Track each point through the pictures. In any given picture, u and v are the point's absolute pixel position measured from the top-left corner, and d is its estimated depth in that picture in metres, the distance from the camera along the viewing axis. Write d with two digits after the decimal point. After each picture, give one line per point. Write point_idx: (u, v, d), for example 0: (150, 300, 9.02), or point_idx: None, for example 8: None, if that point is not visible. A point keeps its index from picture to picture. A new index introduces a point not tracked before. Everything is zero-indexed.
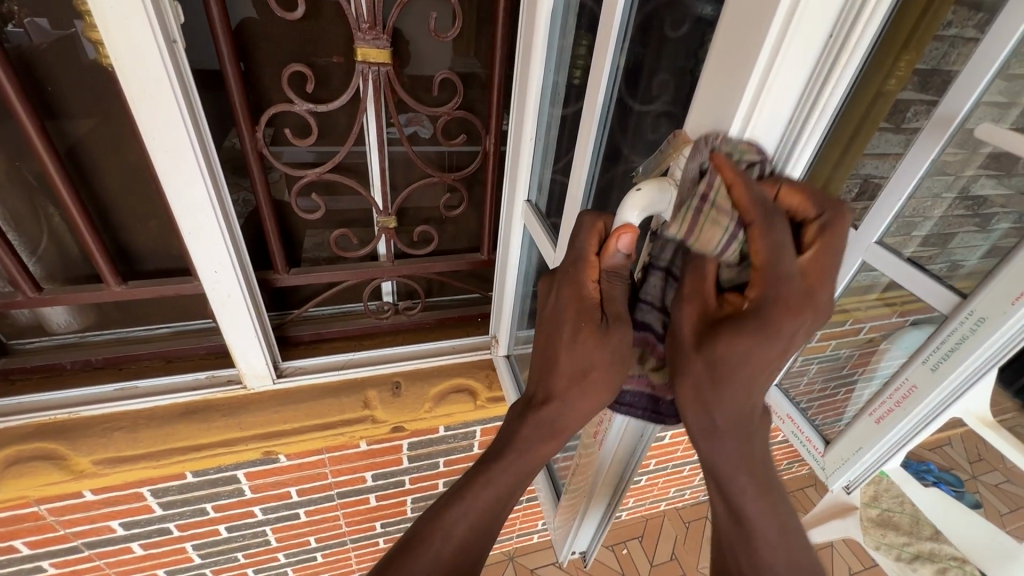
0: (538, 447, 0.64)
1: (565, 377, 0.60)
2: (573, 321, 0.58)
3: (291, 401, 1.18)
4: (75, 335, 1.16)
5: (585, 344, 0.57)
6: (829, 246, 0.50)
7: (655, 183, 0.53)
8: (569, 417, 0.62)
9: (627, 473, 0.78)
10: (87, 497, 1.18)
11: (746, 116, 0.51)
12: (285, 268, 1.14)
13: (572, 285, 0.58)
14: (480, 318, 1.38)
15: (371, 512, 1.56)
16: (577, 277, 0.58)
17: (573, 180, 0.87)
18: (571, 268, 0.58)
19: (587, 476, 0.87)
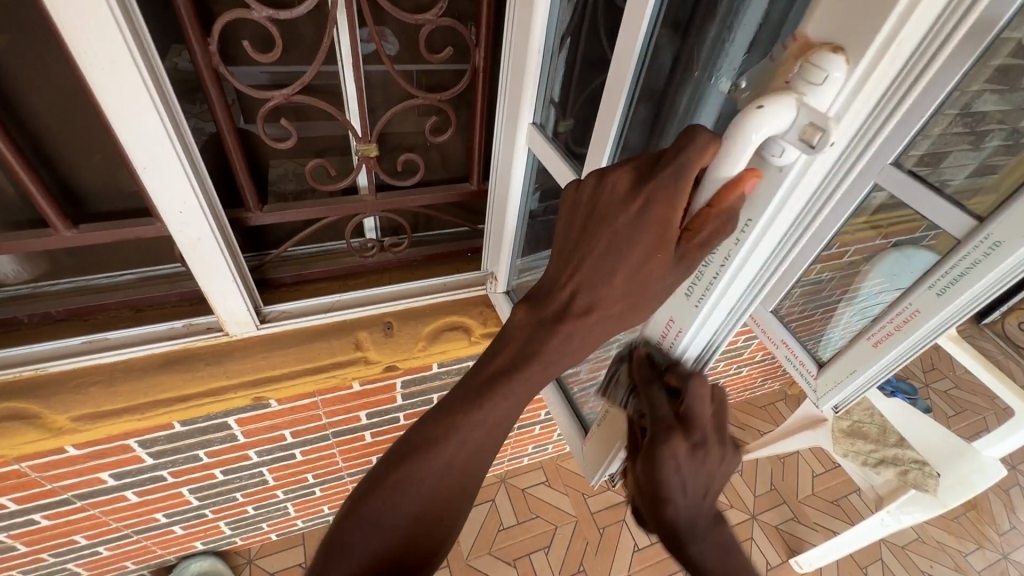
0: (561, 361, 0.57)
1: (612, 293, 0.53)
2: (651, 242, 0.50)
3: (278, 347, 1.12)
4: (27, 286, 1.05)
5: (650, 271, 0.51)
6: (695, 400, 0.65)
7: (779, 100, 0.44)
8: (598, 335, 0.56)
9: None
10: (71, 452, 1.13)
11: (901, 13, 0.40)
12: (258, 207, 1.03)
13: (664, 204, 0.48)
14: (470, 254, 1.32)
15: (367, 448, 1.58)
16: (673, 197, 0.48)
17: (604, 107, 0.76)
18: (659, 183, 0.48)
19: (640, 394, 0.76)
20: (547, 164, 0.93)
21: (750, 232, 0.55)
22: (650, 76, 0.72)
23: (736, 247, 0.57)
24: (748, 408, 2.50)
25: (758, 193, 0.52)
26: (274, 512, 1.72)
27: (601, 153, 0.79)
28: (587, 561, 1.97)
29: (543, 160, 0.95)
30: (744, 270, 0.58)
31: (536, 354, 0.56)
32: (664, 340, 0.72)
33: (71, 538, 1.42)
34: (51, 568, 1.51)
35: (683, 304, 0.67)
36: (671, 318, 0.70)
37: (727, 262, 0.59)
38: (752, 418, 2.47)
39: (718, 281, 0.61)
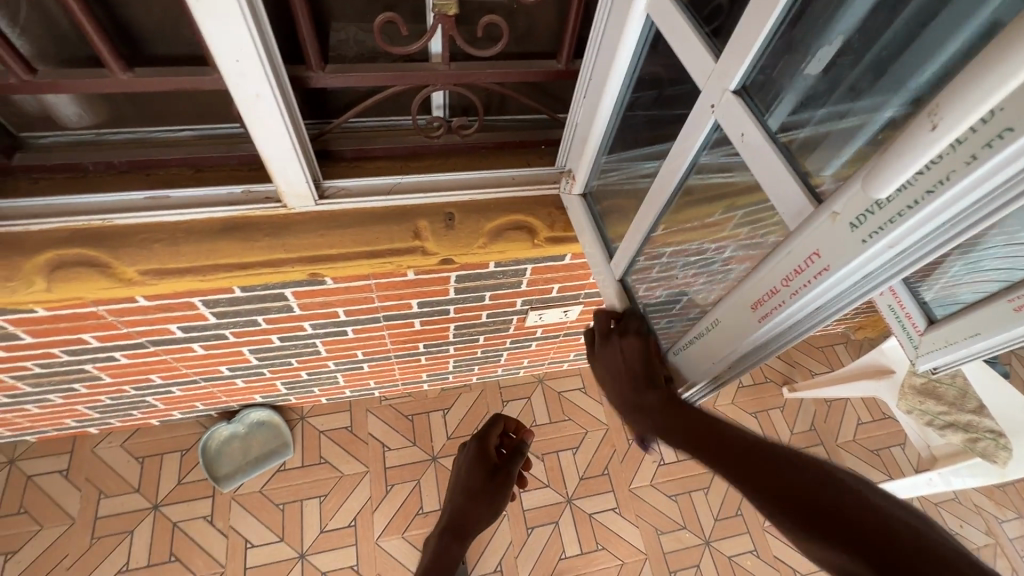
0: (452, 552, 1.07)
1: (465, 507, 1.07)
2: (480, 470, 1.09)
3: (336, 226, 1.08)
4: (91, 132, 1.02)
5: (479, 480, 1.08)
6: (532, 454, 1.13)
7: None
8: (466, 524, 1.07)
9: (789, 339, 0.69)
10: (141, 302, 1.18)
11: None
12: (320, 66, 0.92)
13: (479, 445, 1.11)
14: (544, 147, 1.19)
15: (414, 335, 1.60)
16: (479, 450, 1.11)
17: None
18: (480, 460, 1.10)
19: (739, 323, 0.74)
20: (673, 40, 0.75)
21: (998, 151, 0.39)
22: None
23: (965, 168, 0.42)
24: (804, 347, 2.38)
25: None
26: (324, 379, 1.83)
27: (760, 30, 0.60)
28: (612, 466, 2.05)
29: (667, 37, 0.76)
30: (959, 200, 0.44)
31: (451, 539, 1.07)
32: (797, 276, 0.61)
33: (147, 377, 1.55)
34: (133, 398, 1.69)
35: (841, 238, 0.54)
36: (812, 252, 0.58)
37: (935, 191, 0.44)
38: (806, 357, 2.36)
39: (910, 215, 0.46)
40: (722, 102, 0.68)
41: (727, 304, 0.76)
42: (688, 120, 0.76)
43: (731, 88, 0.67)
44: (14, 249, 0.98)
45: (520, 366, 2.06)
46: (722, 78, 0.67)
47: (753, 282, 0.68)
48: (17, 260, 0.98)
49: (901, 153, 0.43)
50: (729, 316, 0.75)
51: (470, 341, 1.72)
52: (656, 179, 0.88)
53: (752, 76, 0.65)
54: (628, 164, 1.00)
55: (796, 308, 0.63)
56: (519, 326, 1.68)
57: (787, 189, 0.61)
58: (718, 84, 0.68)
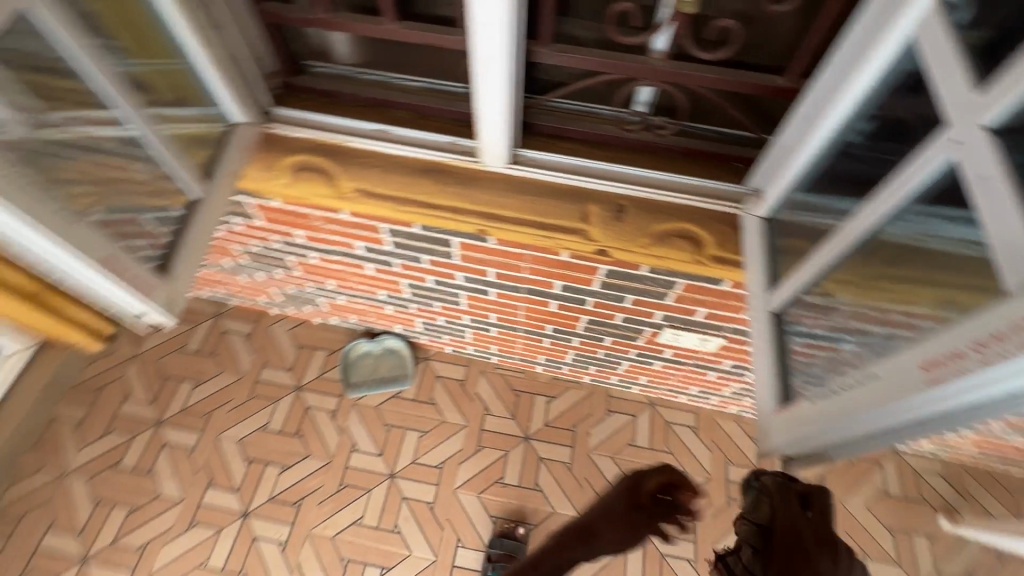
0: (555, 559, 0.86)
1: (593, 530, 0.86)
2: (625, 502, 0.86)
3: (516, 191, 1.16)
4: (353, 68, 1.24)
5: (621, 518, 0.85)
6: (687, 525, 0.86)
7: None
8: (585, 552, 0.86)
9: (959, 417, 0.61)
10: (344, 216, 1.41)
11: None
12: (549, 42, 0.99)
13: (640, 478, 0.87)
14: (736, 165, 1.13)
15: (547, 315, 1.66)
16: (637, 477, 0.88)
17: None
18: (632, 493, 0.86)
19: (891, 385, 0.68)
20: (931, 69, 0.68)
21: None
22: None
23: None
24: (984, 479, 1.94)
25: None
26: (456, 331, 1.99)
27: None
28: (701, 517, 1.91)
29: (926, 65, 0.69)
30: None
31: (560, 547, 0.87)
32: (998, 343, 0.54)
33: (326, 280, 1.84)
34: (310, 295, 2.02)
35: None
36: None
37: None
38: (983, 491, 1.93)
39: None
40: (970, 140, 0.62)
41: (895, 360, 0.69)
42: (918, 156, 0.71)
43: (982, 125, 0.60)
44: (276, 147, 1.23)
45: (635, 382, 2.01)
46: (977, 112, 0.61)
47: (942, 339, 0.62)
48: (276, 156, 1.23)
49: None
50: (890, 372, 0.69)
51: (596, 338, 1.73)
52: (856, 215, 0.83)
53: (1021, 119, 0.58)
54: (832, 200, 0.92)
55: (974, 379, 0.56)
56: (650, 340, 1.64)
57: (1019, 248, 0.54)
58: (970, 118, 0.62)
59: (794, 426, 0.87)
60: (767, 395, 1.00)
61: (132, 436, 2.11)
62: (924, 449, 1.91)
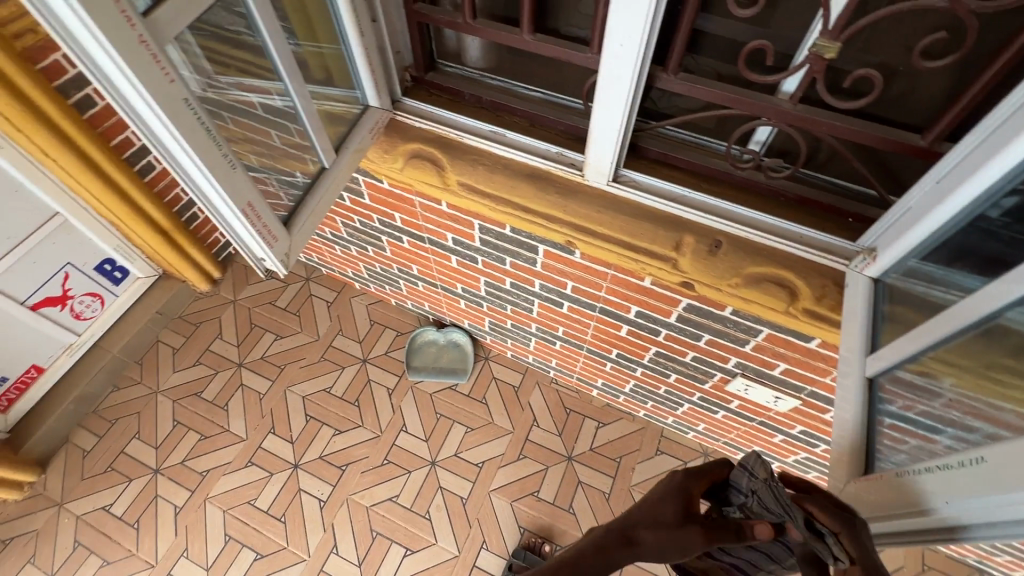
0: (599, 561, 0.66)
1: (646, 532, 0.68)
2: (681, 505, 0.71)
3: (612, 210, 1.18)
4: (480, 72, 1.32)
5: (679, 519, 0.69)
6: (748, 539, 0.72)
7: None
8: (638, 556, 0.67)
9: None
10: (443, 207, 1.49)
11: None
12: (675, 71, 1.01)
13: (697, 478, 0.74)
14: (850, 221, 1.08)
15: (615, 339, 1.64)
16: (685, 482, 0.74)
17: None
18: (687, 493, 0.72)
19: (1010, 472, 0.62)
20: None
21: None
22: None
23: None
24: None
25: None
26: (520, 337, 2.02)
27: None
28: None
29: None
30: None
31: (599, 548, 0.67)
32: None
33: (411, 264, 1.95)
34: (393, 276, 2.14)
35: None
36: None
37: None
38: None
39: None
40: None
41: (1012, 447, 0.64)
42: None
43: None
44: (398, 134, 1.34)
45: (693, 427, 1.94)
46: None
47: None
48: (396, 142, 1.33)
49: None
50: (1006, 459, 0.63)
51: (660, 372, 1.69)
52: (980, 291, 0.77)
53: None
54: (958, 274, 0.85)
55: None
56: (718, 386, 1.57)
57: None
58: None
59: (874, 502, 0.80)
60: (844, 465, 0.90)
61: (216, 371, 2.34)
62: None
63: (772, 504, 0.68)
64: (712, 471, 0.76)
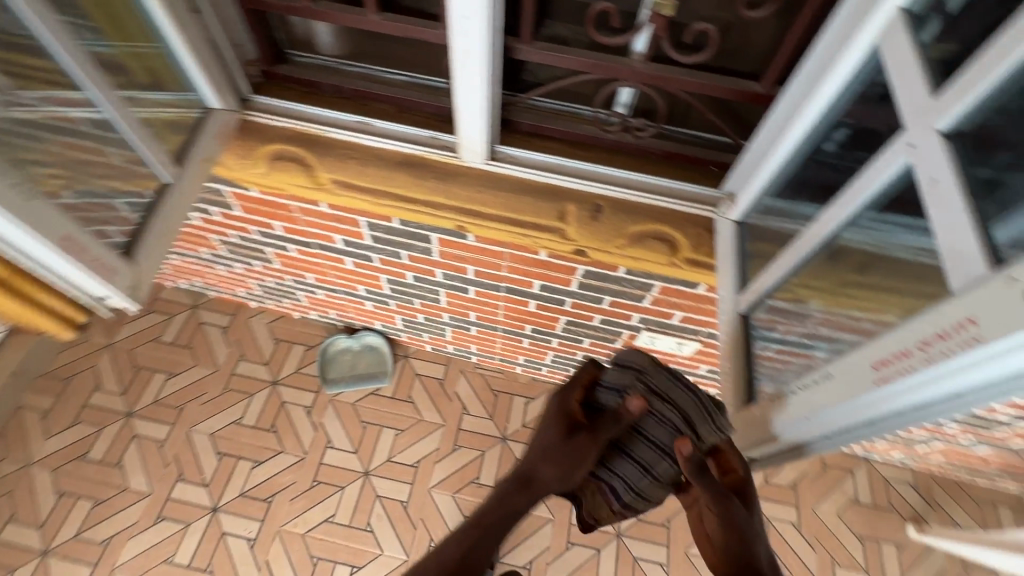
0: (511, 502, 0.76)
1: (545, 468, 0.78)
2: (558, 427, 0.81)
3: (495, 188, 1.16)
4: (335, 59, 1.23)
5: (568, 439, 0.79)
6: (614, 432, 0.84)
7: None
8: (545, 483, 0.78)
9: (905, 419, 0.61)
10: (323, 208, 1.39)
11: None
12: (529, 40, 0.99)
13: (567, 397, 0.84)
14: (714, 169, 1.14)
15: (526, 315, 1.65)
16: (560, 404, 0.83)
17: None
18: (562, 412, 0.82)
19: (842, 385, 0.69)
20: (895, 74, 0.70)
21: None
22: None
23: None
24: (951, 489, 1.97)
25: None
26: (435, 329, 1.98)
27: (993, 72, 0.56)
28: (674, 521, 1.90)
29: (890, 72, 0.71)
30: None
31: (501, 497, 0.77)
32: (940, 341, 0.53)
33: (305, 273, 1.82)
34: (289, 289, 2.00)
35: (1005, 307, 0.46)
36: (968, 319, 0.50)
37: None
38: (951, 502, 1.95)
39: None
40: (925, 143, 0.64)
41: (850, 360, 0.69)
42: (876, 162, 0.72)
43: (938, 129, 0.62)
44: (254, 136, 1.22)
45: None
46: (932, 115, 0.63)
47: (890, 339, 0.61)
48: (255, 144, 1.21)
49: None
50: (843, 374, 0.69)
51: (574, 340, 1.73)
52: (817, 219, 0.85)
53: (971, 123, 0.60)
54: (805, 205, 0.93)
55: (923, 378, 0.55)
56: (627, 342, 1.64)
57: (963, 247, 0.55)
58: (926, 122, 0.64)
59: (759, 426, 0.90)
60: (731, 393, 1.01)
61: (101, 427, 2.07)
62: (894, 458, 1.94)
63: (668, 386, 0.85)
64: (582, 379, 0.85)
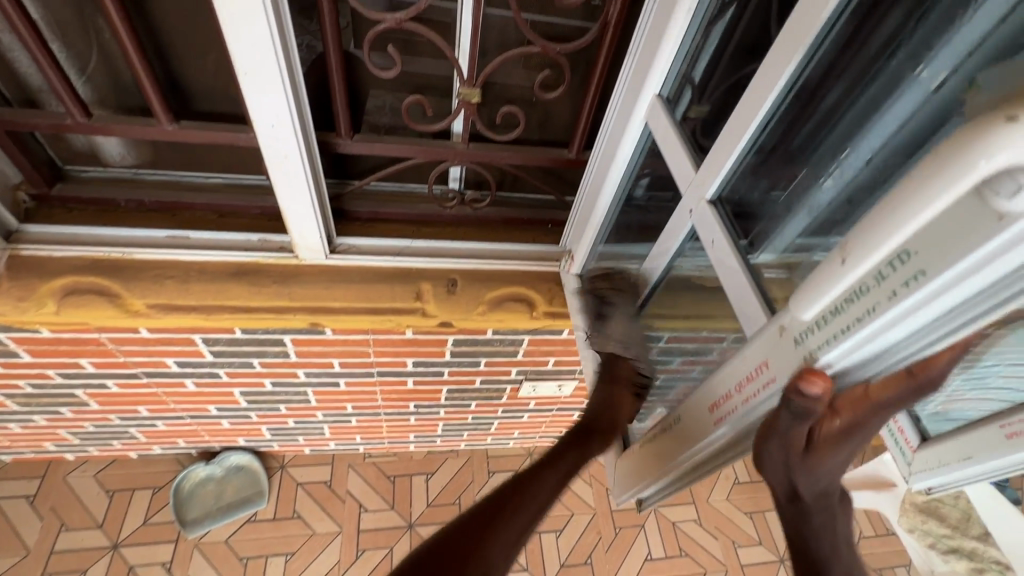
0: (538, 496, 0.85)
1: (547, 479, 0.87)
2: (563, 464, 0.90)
3: (343, 280, 1.12)
4: (130, 170, 1.09)
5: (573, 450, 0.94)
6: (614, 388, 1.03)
7: None
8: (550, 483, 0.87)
9: (741, 451, 0.67)
10: (143, 334, 1.20)
11: None
12: (348, 133, 0.99)
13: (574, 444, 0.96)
14: (550, 226, 1.23)
15: (407, 393, 1.58)
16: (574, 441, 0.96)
17: (754, 89, 0.67)
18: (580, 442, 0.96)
19: (691, 427, 0.73)
20: (664, 145, 0.86)
21: (914, 290, 0.40)
22: (825, 57, 0.61)
23: (887, 301, 0.43)
24: None
25: (943, 238, 0.38)
26: (311, 430, 1.80)
27: (731, 150, 0.71)
28: (595, 556, 1.91)
29: (660, 143, 0.86)
30: (884, 333, 0.44)
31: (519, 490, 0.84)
32: (750, 383, 0.60)
33: (135, 407, 1.54)
34: (117, 429, 1.67)
35: (787, 353, 0.54)
36: (764, 362, 0.58)
37: (863, 321, 0.45)
38: None
39: (843, 339, 0.47)
40: (699, 208, 0.78)
41: (689, 401, 0.74)
42: (671, 224, 0.86)
43: (707, 197, 0.77)
44: (36, 271, 1.02)
45: (511, 437, 2.01)
46: (700, 186, 0.77)
47: (713, 382, 0.68)
48: (37, 281, 1.02)
49: (822, 287, 0.47)
50: (689, 416, 0.74)
51: (462, 405, 1.70)
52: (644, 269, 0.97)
53: (725, 188, 0.75)
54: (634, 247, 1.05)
55: (746, 417, 0.62)
56: (512, 395, 1.66)
57: (747, 298, 0.69)
58: (696, 193, 0.78)
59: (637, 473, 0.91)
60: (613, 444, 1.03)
61: None
62: None
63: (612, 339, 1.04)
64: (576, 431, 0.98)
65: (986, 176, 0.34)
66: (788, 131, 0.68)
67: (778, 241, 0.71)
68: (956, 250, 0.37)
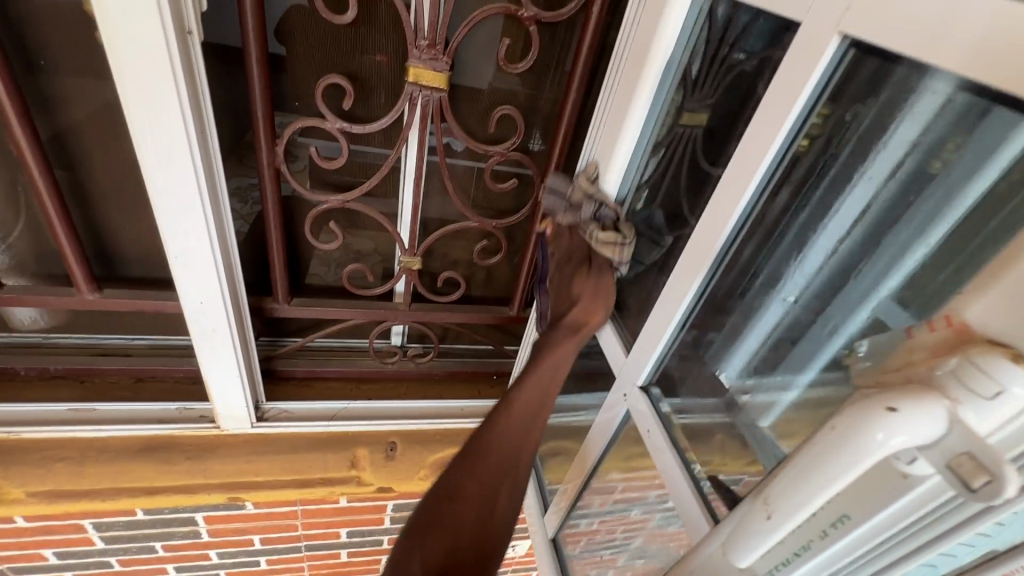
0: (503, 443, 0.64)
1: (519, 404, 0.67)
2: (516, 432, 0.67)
3: (270, 451, 1.03)
4: (38, 335, 0.99)
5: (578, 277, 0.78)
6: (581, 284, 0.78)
7: (921, 401, 0.35)
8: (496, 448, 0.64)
9: None
10: (19, 523, 1.02)
11: None
12: (286, 298, 0.99)
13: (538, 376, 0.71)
14: (495, 377, 1.21)
15: (339, 568, 1.38)
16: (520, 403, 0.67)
17: (668, 290, 0.69)
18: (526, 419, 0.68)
19: None
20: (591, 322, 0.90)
21: (841, 534, 0.41)
22: (729, 270, 0.63)
23: (819, 540, 0.42)
24: None
25: (866, 492, 0.39)
26: None
27: (658, 340, 0.72)
28: None
29: None
30: (823, 568, 0.43)
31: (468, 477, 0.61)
32: None
33: None
34: None
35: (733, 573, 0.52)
36: None
37: (797, 555, 0.44)
38: None
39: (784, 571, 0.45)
40: (632, 393, 0.78)
41: None
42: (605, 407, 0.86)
43: (638, 383, 0.77)
44: None
45: None
46: (631, 373, 0.78)
47: None
48: None
49: (760, 534, 0.45)
50: None
51: None
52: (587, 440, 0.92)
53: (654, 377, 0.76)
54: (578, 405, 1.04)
55: None
56: None
57: (682, 493, 0.67)
58: (628, 378, 0.79)
59: None
60: None
61: None
62: None
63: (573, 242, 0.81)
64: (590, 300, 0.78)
65: (883, 451, 0.36)
66: (717, 331, 0.68)
67: (690, 404, 0.72)
68: (874, 502, 0.38)
